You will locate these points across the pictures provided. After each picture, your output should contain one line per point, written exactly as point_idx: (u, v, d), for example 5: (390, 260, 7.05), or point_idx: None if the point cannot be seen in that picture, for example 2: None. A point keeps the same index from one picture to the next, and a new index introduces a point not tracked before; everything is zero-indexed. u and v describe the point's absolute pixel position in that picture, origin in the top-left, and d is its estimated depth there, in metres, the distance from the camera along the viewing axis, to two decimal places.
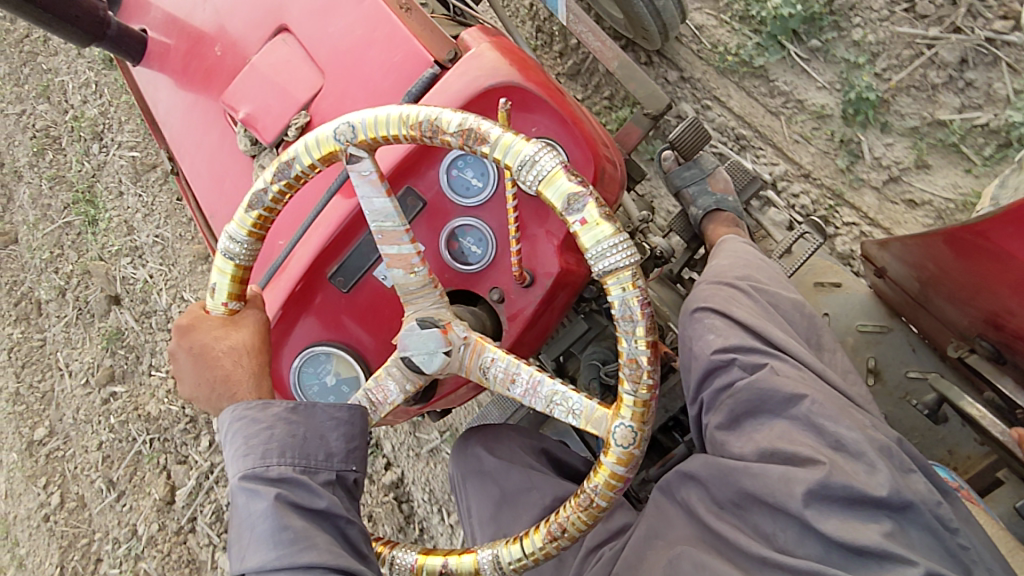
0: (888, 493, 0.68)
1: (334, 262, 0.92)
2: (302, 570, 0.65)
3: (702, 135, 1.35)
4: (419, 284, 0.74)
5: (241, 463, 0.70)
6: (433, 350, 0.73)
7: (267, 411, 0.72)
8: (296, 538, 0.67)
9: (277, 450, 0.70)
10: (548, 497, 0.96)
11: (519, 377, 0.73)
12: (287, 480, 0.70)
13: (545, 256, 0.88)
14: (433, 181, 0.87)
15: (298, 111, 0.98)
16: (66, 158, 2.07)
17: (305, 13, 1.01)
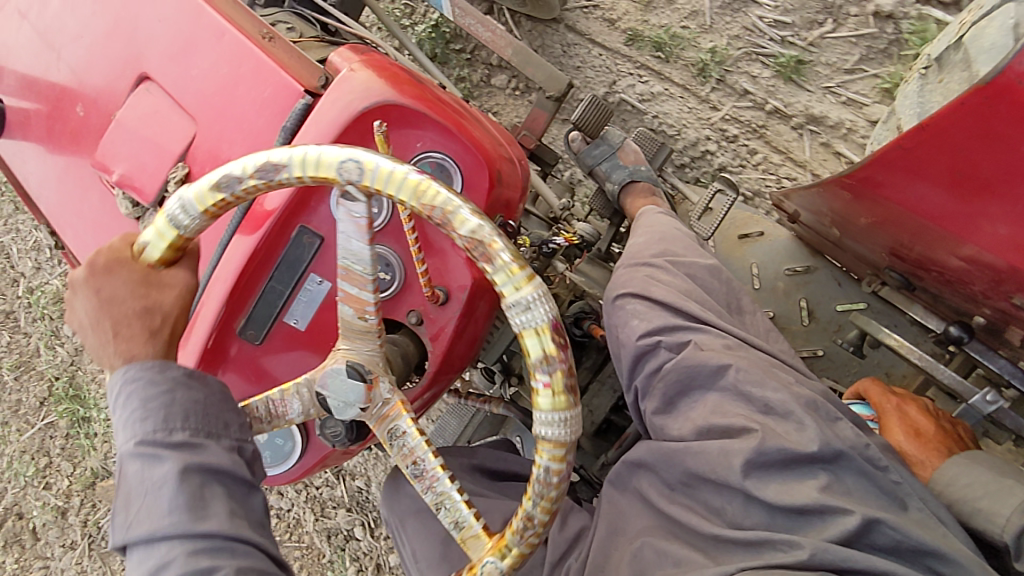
0: (819, 447, 0.69)
1: (241, 314, 0.86)
2: (200, 539, 0.58)
3: (604, 110, 1.36)
4: (361, 328, 0.65)
5: (136, 427, 0.60)
6: (352, 401, 0.67)
7: (164, 374, 0.61)
8: (191, 507, 0.58)
9: (180, 411, 0.61)
10: (501, 521, 0.96)
11: (419, 465, 0.67)
12: (192, 446, 0.61)
13: (456, 270, 0.85)
14: (326, 216, 0.83)
15: (175, 162, 0.92)
16: (21, 335, 1.98)
17: (164, 59, 0.96)
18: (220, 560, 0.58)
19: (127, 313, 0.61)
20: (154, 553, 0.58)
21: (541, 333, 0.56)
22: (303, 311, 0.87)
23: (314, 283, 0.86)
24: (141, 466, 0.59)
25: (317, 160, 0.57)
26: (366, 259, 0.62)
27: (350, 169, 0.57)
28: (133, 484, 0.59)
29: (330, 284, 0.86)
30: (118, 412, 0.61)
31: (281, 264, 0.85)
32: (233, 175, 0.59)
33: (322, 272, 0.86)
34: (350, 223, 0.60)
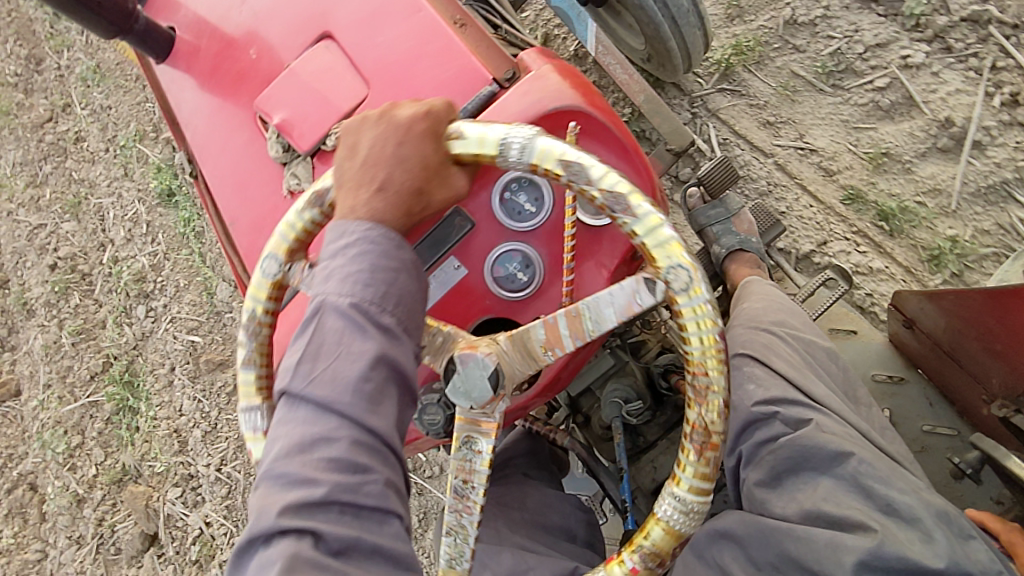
0: (947, 565, 0.65)
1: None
2: (366, 432, 0.62)
3: (730, 172, 1.35)
4: (535, 353, 0.72)
5: (357, 291, 0.64)
6: (470, 396, 0.70)
7: (397, 254, 0.67)
8: (371, 395, 0.62)
9: (395, 298, 0.66)
10: (550, 573, 0.91)
11: (466, 486, 0.72)
12: (391, 335, 0.65)
13: (593, 290, 0.84)
14: (484, 203, 0.83)
15: (338, 121, 0.94)
16: (92, 301, 1.96)
17: (352, 23, 0.98)
18: (375, 456, 0.62)
19: (398, 183, 0.68)
20: (321, 420, 0.62)
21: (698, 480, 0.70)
22: (434, 292, 0.85)
23: (452, 266, 0.85)
24: (343, 326, 0.64)
25: (659, 230, 0.66)
26: (603, 326, 0.71)
27: (674, 264, 0.66)
28: (330, 342, 0.63)
29: (467, 271, 0.85)
30: (341, 269, 0.66)
31: (426, 239, 0.84)
32: (585, 175, 0.67)
33: (462, 258, 0.85)
34: (624, 298, 0.70)
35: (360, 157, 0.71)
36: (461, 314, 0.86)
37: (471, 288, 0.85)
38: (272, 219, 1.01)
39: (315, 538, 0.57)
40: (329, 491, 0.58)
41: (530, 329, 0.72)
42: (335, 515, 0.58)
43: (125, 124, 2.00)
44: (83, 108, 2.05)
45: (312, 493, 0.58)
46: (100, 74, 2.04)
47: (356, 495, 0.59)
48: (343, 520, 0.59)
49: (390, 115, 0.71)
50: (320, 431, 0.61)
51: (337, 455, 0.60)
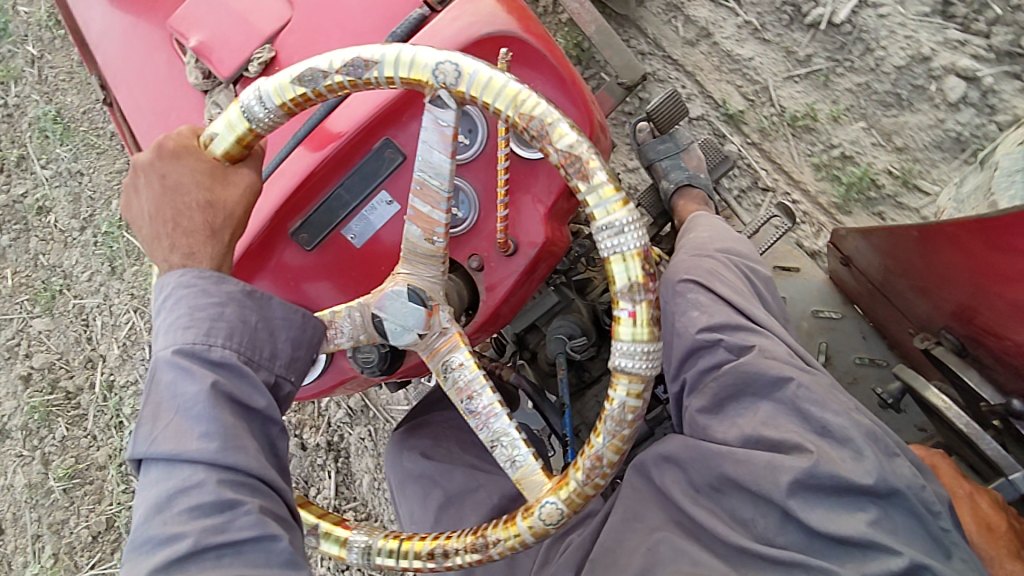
0: (876, 481, 0.66)
1: (299, 216, 0.80)
2: (224, 469, 0.61)
3: (679, 108, 1.33)
4: (426, 251, 0.70)
5: (179, 334, 0.64)
6: (409, 325, 0.70)
7: (220, 287, 0.67)
8: (218, 437, 0.62)
9: (224, 331, 0.65)
10: (495, 496, 0.90)
11: (473, 398, 0.71)
12: (228, 367, 0.65)
13: (530, 225, 0.82)
14: (414, 134, 0.79)
15: (260, 43, 0.87)
16: (82, 435, 1.83)
17: None
18: (245, 490, 0.62)
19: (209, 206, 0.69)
20: (173, 472, 0.61)
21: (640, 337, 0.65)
22: (366, 227, 0.82)
23: (383, 201, 0.81)
24: (179, 368, 0.63)
25: (479, 77, 0.62)
26: (445, 174, 0.68)
27: (501, 97, 0.62)
28: (166, 400, 0.63)
29: (400, 206, 0.82)
30: (169, 319, 0.65)
31: (355, 173, 0.79)
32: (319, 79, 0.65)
33: (394, 192, 0.81)
34: (436, 133, 0.66)
35: (163, 183, 0.69)
36: (396, 252, 0.83)
37: (407, 223, 0.82)
38: None
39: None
40: (196, 540, 0.58)
41: (407, 237, 0.71)
42: (210, 560, 0.59)
43: (105, 202, 1.83)
44: (44, 166, 1.89)
45: (188, 541, 0.58)
46: (61, 122, 1.86)
47: (227, 534, 0.59)
48: (221, 562, 0.59)
49: (161, 149, 0.70)
50: (180, 485, 0.61)
51: (202, 501, 0.60)
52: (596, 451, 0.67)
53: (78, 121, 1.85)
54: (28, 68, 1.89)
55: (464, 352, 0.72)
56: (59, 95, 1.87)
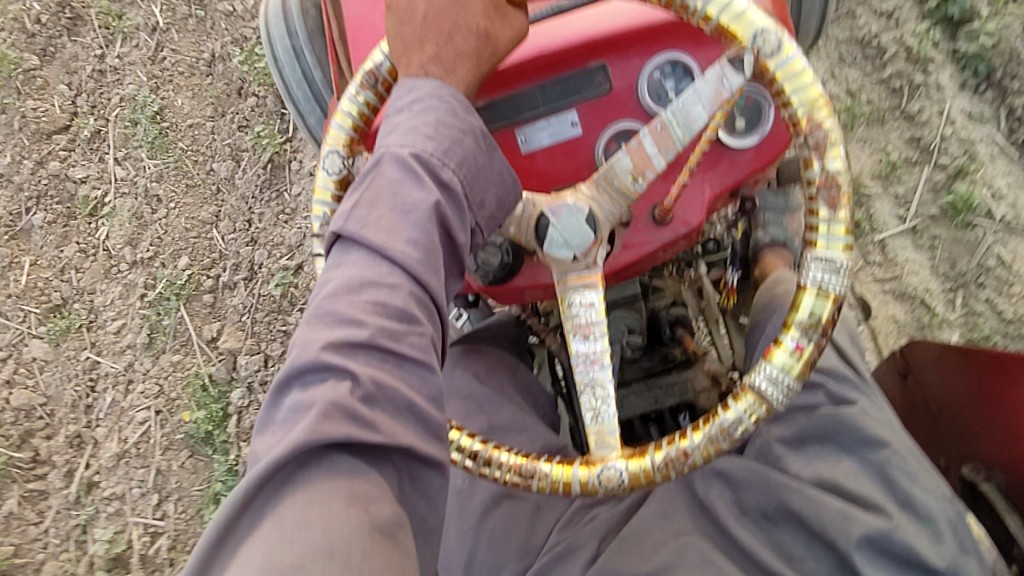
0: (946, 567, 0.65)
1: (484, 98, 0.79)
2: (416, 284, 0.61)
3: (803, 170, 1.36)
4: (625, 188, 0.70)
5: (420, 142, 0.63)
6: (568, 244, 0.70)
7: (465, 117, 0.65)
8: (423, 250, 0.61)
9: (458, 158, 0.64)
10: (538, 444, 0.90)
11: (591, 339, 0.70)
12: (451, 191, 0.63)
13: (692, 206, 0.82)
14: (631, 71, 0.78)
15: None
16: (34, 530, 1.70)
17: None
18: (425, 313, 0.62)
19: (470, 30, 0.66)
20: (372, 265, 0.61)
21: (824, 296, 0.63)
22: (540, 138, 0.80)
23: (569, 120, 0.80)
24: (387, 181, 0.62)
25: None
26: (694, 127, 0.68)
27: None
28: (365, 195, 0.62)
29: (581, 132, 0.80)
30: (406, 123, 0.64)
31: (559, 82, 0.79)
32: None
33: (582, 117, 0.80)
34: (712, 89, 0.67)
35: (418, 14, 0.67)
36: (555, 173, 0.81)
37: (577, 152, 0.80)
38: None
39: (356, 383, 0.56)
40: (372, 335, 0.58)
41: (611, 164, 0.70)
42: (376, 359, 0.58)
43: (173, 253, 1.77)
44: (119, 159, 1.81)
45: (358, 337, 0.58)
46: (159, 124, 1.80)
47: (399, 344, 0.59)
48: (385, 367, 0.59)
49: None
50: (374, 278, 0.60)
51: (387, 306, 0.59)
52: (811, 315, 0.64)
53: (179, 133, 1.80)
54: (144, 31, 1.82)
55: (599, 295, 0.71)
56: (168, 88, 1.81)
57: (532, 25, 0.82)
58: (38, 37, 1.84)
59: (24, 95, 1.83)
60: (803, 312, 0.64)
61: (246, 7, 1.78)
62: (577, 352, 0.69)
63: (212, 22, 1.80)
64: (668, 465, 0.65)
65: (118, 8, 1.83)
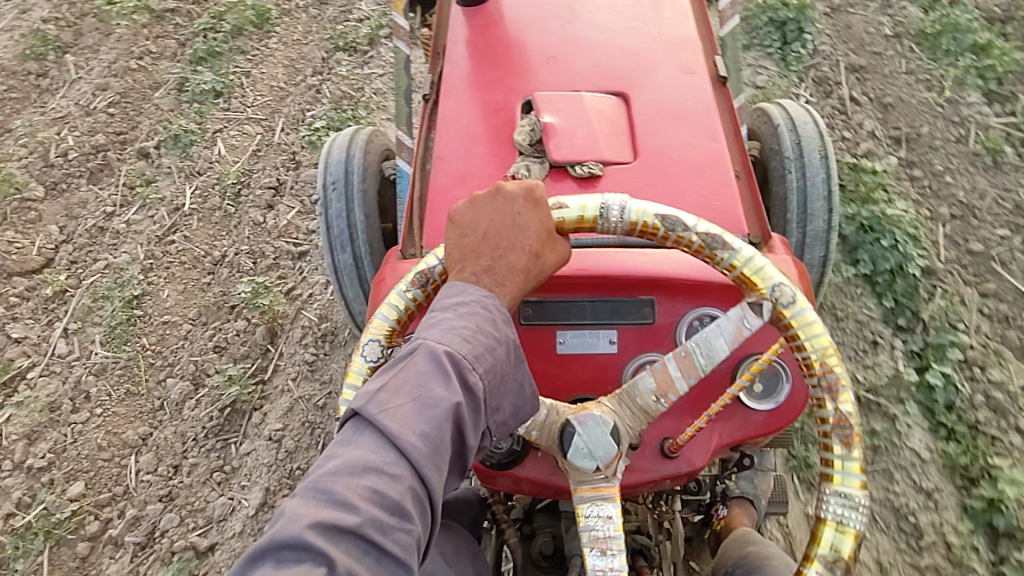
0: None
1: (538, 295, 0.86)
2: (417, 480, 0.61)
3: None
4: (649, 408, 0.74)
5: (457, 341, 0.66)
6: (593, 455, 0.71)
7: (501, 328, 0.70)
8: (434, 446, 0.62)
9: (487, 364, 0.67)
10: None
11: (608, 555, 0.70)
12: (472, 394, 0.66)
13: (701, 449, 0.85)
14: (675, 313, 0.84)
15: (594, 161, 0.94)
16: None
17: (653, 107, 1.01)
18: (417, 510, 0.60)
19: (521, 253, 0.72)
20: (380, 449, 0.61)
21: (845, 530, 0.64)
22: (577, 344, 0.85)
23: (608, 338, 0.85)
24: (414, 372, 0.64)
25: (653, 213, 0.74)
26: (716, 359, 0.73)
27: (679, 224, 0.73)
28: (390, 381, 0.64)
29: (615, 351, 0.84)
30: (446, 321, 0.68)
31: (609, 302, 0.85)
32: (682, 224, 0.73)
33: (621, 339, 0.85)
34: (733, 329, 0.73)
35: (479, 228, 0.73)
36: (581, 381, 0.84)
37: (607, 368, 0.84)
38: (476, 179, 0.98)
39: (330, 573, 0.53)
40: (360, 525, 0.56)
41: (637, 384, 0.74)
42: (357, 549, 0.56)
43: (63, 485, 1.60)
44: (68, 334, 1.79)
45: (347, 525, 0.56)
46: (130, 311, 1.79)
47: (386, 539, 0.57)
48: (363, 560, 0.56)
49: (501, 192, 0.74)
50: (377, 463, 0.60)
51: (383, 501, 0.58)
52: (832, 549, 0.64)
53: (148, 325, 1.78)
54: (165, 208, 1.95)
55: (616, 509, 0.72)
56: (158, 275, 1.84)
57: (596, 246, 0.91)
58: (55, 170, 2.01)
59: (9, 223, 1.92)
60: (825, 544, 0.64)
61: (276, 224, 1.88)
62: (593, 567, 0.69)
63: (237, 222, 1.91)
64: None
65: (150, 174, 2.01)
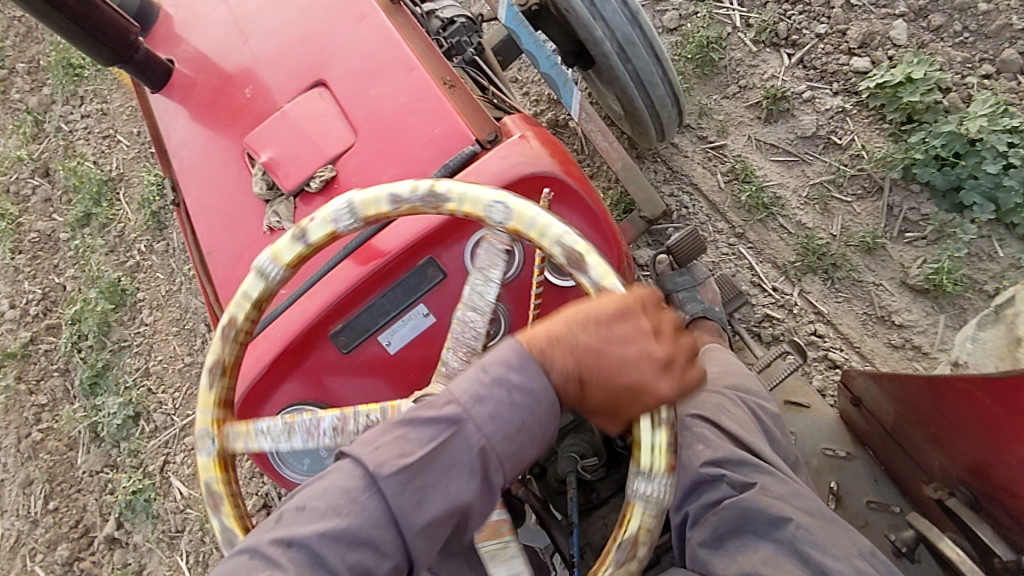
0: None
1: (340, 319, 0.87)
2: (378, 526, 0.60)
3: (698, 243, 1.40)
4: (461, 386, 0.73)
5: (506, 432, 0.61)
6: None
7: (534, 410, 0.62)
8: (406, 494, 0.61)
9: (512, 456, 0.62)
10: None
11: None
12: (453, 455, 0.61)
13: None
14: (458, 255, 0.87)
15: (325, 163, 0.97)
16: None
17: (348, 74, 1.01)
18: (375, 550, 0.61)
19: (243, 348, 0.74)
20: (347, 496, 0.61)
21: (658, 419, 0.64)
22: (402, 336, 0.88)
23: (421, 313, 0.88)
24: (529, 432, 0.62)
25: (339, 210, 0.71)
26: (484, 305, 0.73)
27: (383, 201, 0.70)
28: (514, 427, 0.61)
29: (435, 319, 0.89)
30: (496, 403, 0.61)
31: (399, 286, 0.86)
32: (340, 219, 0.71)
33: (431, 306, 0.88)
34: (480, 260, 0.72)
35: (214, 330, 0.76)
36: (428, 358, 0.90)
37: (438, 334, 0.89)
38: (252, 253, 1.02)
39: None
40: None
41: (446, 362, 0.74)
42: (304, 570, 0.59)
43: None
44: None
45: (368, 553, 0.60)
46: None
47: (328, 568, 0.59)
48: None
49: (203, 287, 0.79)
50: (333, 505, 0.61)
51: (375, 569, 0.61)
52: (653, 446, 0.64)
53: None
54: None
55: None
56: None
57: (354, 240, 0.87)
58: None
59: None
60: (644, 438, 0.64)
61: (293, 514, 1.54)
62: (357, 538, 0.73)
63: None
64: None
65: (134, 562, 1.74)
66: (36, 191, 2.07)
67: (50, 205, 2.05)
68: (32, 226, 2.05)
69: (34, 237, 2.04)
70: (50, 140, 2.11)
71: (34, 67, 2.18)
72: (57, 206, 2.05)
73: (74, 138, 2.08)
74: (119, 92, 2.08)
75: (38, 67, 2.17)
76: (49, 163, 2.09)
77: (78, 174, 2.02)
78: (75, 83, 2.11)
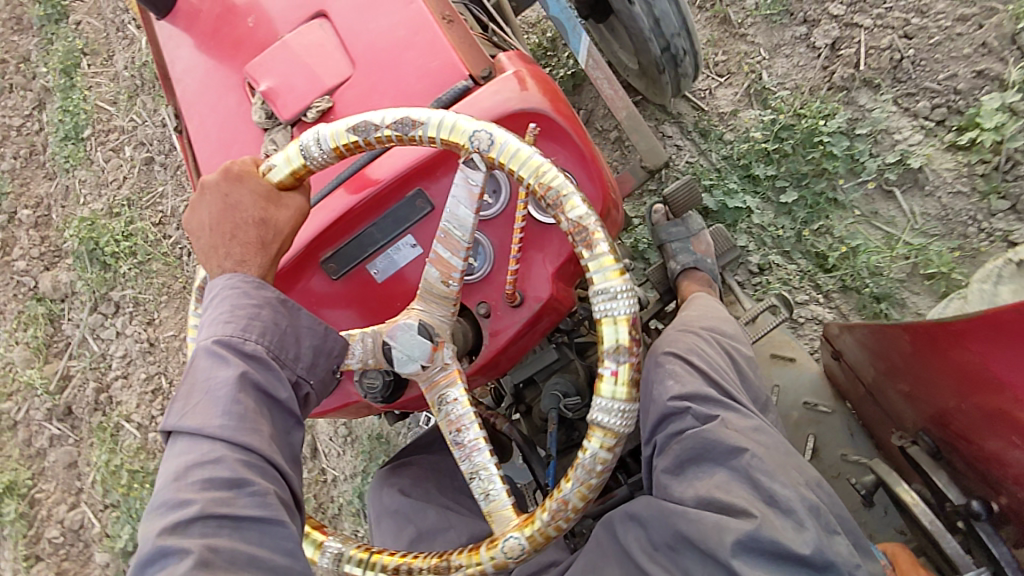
0: (812, 552, 0.71)
1: (330, 247, 0.90)
2: (196, 454, 0.68)
3: (694, 193, 1.40)
4: (441, 292, 0.80)
5: (223, 325, 0.73)
6: (417, 356, 0.79)
7: (259, 291, 0.75)
8: (195, 417, 0.70)
9: (258, 328, 0.73)
10: (466, 538, 0.91)
11: (462, 431, 0.81)
12: (217, 360, 0.71)
13: (538, 281, 0.91)
14: (446, 188, 0.89)
15: (322, 94, 0.99)
16: None
17: (347, 7, 1.02)
18: (215, 461, 0.67)
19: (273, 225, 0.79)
20: (171, 463, 0.69)
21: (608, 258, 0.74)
22: (390, 265, 0.91)
23: (409, 244, 0.91)
24: (248, 308, 0.74)
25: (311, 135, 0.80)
26: None
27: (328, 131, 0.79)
28: (228, 314, 0.73)
29: (423, 250, 0.91)
30: (211, 317, 0.74)
31: (388, 215, 0.89)
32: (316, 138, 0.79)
33: (419, 237, 0.91)
34: None
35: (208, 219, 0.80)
36: (418, 287, 0.92)
37: None
38: None
39: (188, 556, 0.61)
40: (202, 507, 0.64)
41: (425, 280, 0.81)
42: (159, 527, 0.64)
43: None
44: None
45: (207, 466, 0.67)
46: None
47: (184, 506, 0.65)
48: (220, 532, 0.64)
49: (203, 188, 0.81)
50: (164, 474, 0.69)
51: (214, 475, 0.66)
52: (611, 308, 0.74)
53: None
54: None
55: (460, 390, 0.81)
56: None
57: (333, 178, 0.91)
58: None
59: None
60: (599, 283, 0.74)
61: None
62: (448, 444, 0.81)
63: None
64: (554, 517, 0.75)
65: None
66: (56, 450, 2.01)
67: (73, 476, 2.00)
68: (59, 516, 1.98)
69: (65, 527, 1.97)
70: (73, 368, 2.02)
71: (42, 218, 2.09)
72: (85, 489, 1.98)
73: (109, 379, 1.98)
74: (169, 314, 1.92)
75: (49, 221, 2.08)
76: (69, 403, 2.02)
77: (126, 469, 1.90)
78: (107, 287, 1.97)
